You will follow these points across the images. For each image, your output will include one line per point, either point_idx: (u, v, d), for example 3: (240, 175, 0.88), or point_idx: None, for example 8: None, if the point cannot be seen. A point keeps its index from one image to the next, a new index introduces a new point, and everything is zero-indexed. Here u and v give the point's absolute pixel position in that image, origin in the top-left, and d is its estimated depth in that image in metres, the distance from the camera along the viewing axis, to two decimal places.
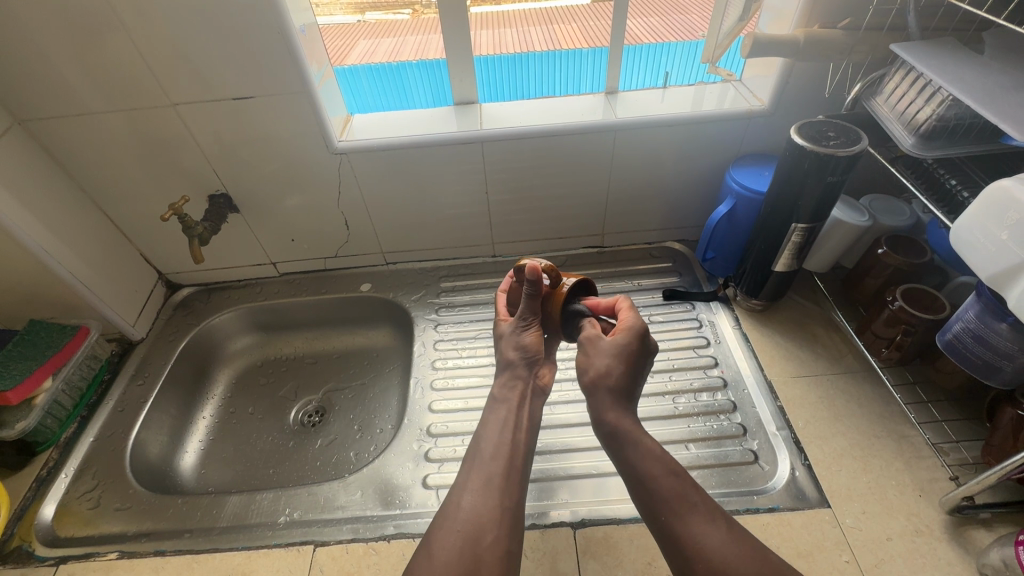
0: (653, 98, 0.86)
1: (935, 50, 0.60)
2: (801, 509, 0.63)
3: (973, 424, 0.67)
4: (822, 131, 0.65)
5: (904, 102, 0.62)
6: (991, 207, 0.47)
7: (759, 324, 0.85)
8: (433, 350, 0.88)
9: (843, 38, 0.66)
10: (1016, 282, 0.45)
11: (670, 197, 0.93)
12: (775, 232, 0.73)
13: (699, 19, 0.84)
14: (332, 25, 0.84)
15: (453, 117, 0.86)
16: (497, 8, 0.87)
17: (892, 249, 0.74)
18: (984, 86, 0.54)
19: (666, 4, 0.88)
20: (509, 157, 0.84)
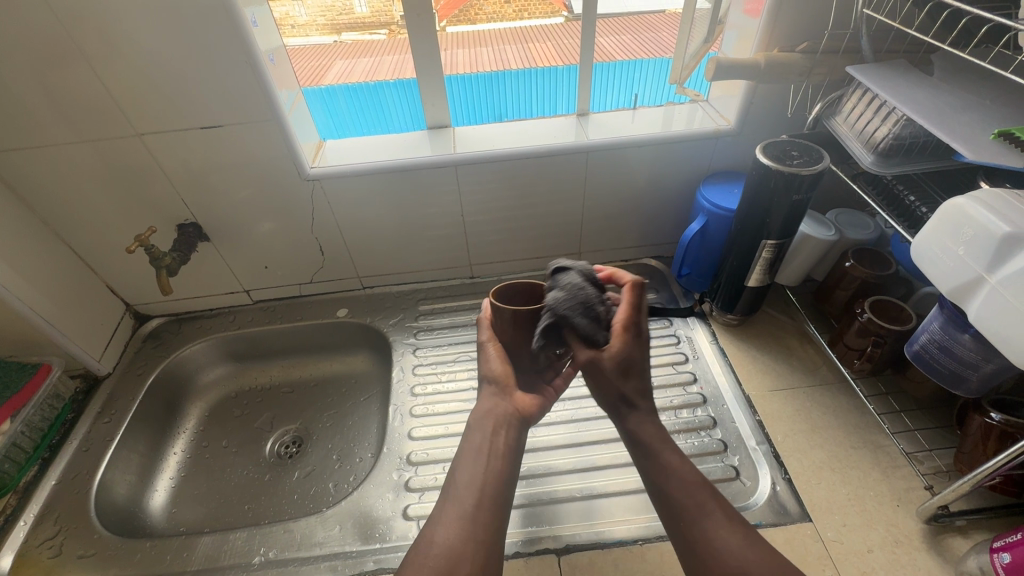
0: (624, 119, 0.88)
1: (888, 72, 0.62)
2: (783, 524, 0.63)
3: (944, 432, 0.69)
4: (785, 150, 0.67)
5: (862, 122, 0.64)
6: (948, 223, 0.49)
7: (735, 338, 0.86)
8: (413, 374, 0.87)
9: (801, 61, 0.68)
10: (977, 295, 0.46)
11: (644, 214, 0.94)
12: (746, 248, 0.74)
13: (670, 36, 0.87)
14: (308, 46, 0.85)
15: (426, 141, 0.86)
16: (473, 28, 0.88)
17: (858, 262, 0.75)
18: (935, 105, 0.56)
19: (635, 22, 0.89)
20: (483, 179, 0.85)
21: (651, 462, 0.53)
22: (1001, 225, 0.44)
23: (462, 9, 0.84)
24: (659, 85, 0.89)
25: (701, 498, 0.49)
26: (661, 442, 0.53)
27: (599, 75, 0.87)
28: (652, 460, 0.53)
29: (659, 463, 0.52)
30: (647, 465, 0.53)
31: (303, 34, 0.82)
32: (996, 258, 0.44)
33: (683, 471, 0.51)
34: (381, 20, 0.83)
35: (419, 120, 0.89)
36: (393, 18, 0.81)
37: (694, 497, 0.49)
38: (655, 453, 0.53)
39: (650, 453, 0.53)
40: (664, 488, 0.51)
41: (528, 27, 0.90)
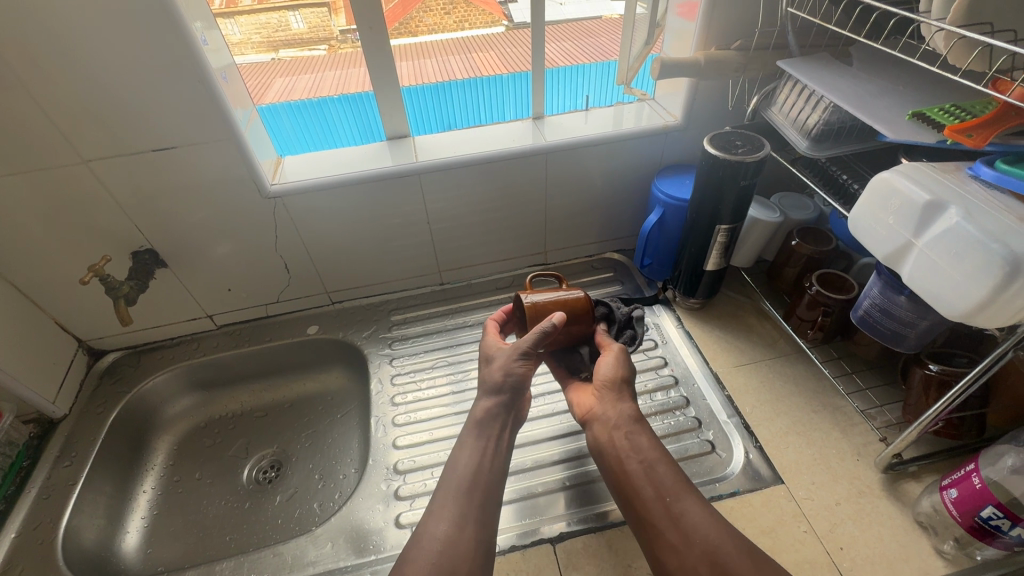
0: (578, 120, 0.91)
1: (813, 64, 0.68)
2: (760, 488, 0.67)
3: (892, 387, 0.75)
4: (730, 140, 0.72)
5: (796, 111, 0.70)
6: (877, 197, 0.54)
7: (700, 321, 0.90)
8: (392, 385, 0.87)
9: (736, 57, 0.73)
10: (907, 259, 0.52)
11: (603, 209, 0.98)
12: (702, 234, 0.79)
13: (610, 42, 0.91)
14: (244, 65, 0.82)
15: (386, 151, 0.87)
16: (414, 40, 0.88)
17: (803, 240, 0.81)
18: (856, 93, 0.62)
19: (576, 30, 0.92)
20: (446, 185, 0.86)
21: (628, 448, 0.60)
22: (922, 195, 0.49)
23: (403, 21, 0.83)
24: (606, 87, 0.93)
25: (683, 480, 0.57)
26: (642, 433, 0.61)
27: (552, 78, 0.91)
28: (636, 443, 0.60)
29: (636, 453, 0.60)
30: (625, 455, 0.60)
31: (238, 53, 0.79)
32: (921, 225, 0.50)
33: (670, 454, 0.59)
34: (321, 36, 0.84)
35: (377, 131, 0.89)
36: (333, 33, 0.83)
37: (678, 479, 0.57)
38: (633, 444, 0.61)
39: (634, 438, 0.61)
40: (645, 472, 0.58)
41: (468, 37, 0.91)
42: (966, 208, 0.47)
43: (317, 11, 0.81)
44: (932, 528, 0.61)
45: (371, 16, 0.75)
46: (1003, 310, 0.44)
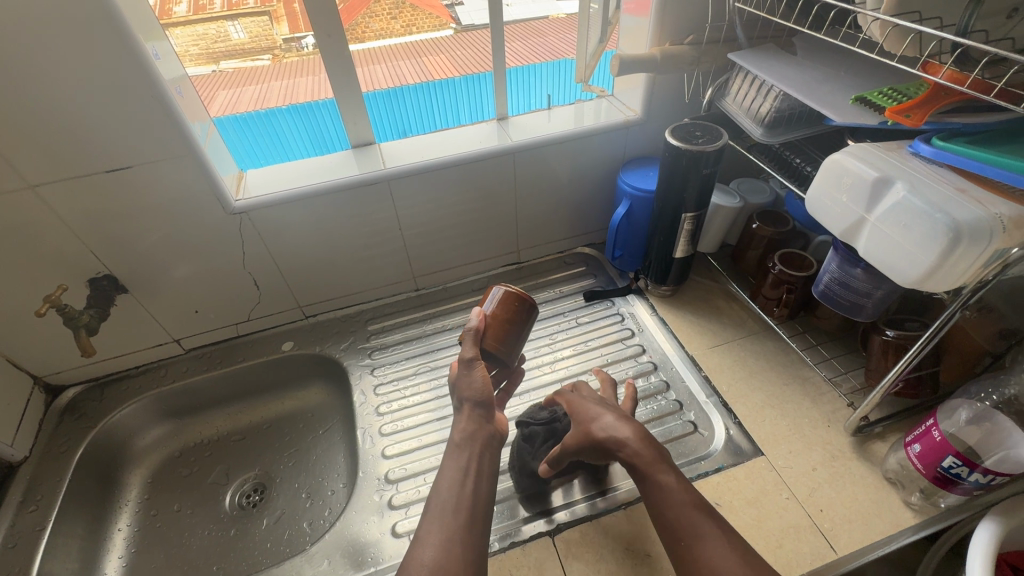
0: (541, 120, 0.93)
1: (762, 55, 0.72)
2: (742, 462, 0.70)
3: (854, 355, 0.80)
4: (690, 131, 0.75)
5: (748, 100, 0.74)
6: (829, 177, 0.58)
7: (672, 307, 0.93)
8: (375, 395, 0.85)
9: (689, 52, 0.76)
10: (862, 234, 0.55)
11: (571, 205, 0.99)
12: (669, 223, 0.82)
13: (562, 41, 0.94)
14: None
15: (352, 160, 0.86)
16: (362, 46, 0.86)
17: (763, 223, 0.85)
18: (804, 81, 0.66)
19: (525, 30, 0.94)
20: (415, 190, 0.86)
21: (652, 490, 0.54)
22: (871, 171, 0.53)
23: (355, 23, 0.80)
24: (566, 85, 0.95)
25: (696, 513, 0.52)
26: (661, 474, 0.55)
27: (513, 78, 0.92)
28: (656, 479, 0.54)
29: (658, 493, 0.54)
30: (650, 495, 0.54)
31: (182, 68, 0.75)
32: (871, 200, 0.54)
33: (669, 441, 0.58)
34: (263, 45, 0.83)
35: (334, 143, 0.88)
36: (276, 41, 0.83)
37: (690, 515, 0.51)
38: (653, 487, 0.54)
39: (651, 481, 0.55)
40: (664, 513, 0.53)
41: (415, 42, 0.92)
42: (910, 181, 0.51)
43: (258, 19, 0.81)
44: (900, 482, 0.66)
45: (328, 23, 0.74)
46: (948, 273, 0.49)
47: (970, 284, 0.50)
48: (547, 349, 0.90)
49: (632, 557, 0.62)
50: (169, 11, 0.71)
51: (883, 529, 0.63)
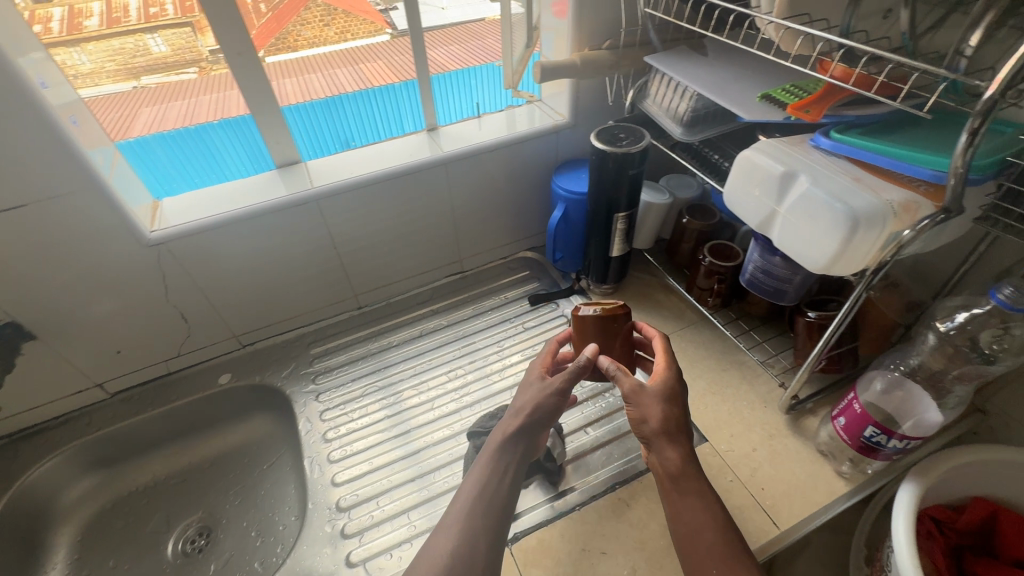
0: (472, 129, 0.92)
1: (676, 57, 0.74)
2: None
3: (783, 337, 0.84)
4: (615, 134, 0.76)
5: (667, 101, 0.76)
6: (742, 173, 0.60)
7: (615, 304, 0.95)
8: (322, 421, 0.83)
9: (608, 57, 0.78)
10: (774, 225, 0.59)
11: (510, 211, 1.00)
12: (603, 223, 0.84)
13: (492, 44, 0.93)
14: (101, 97, 0.74)
15: (278, 181, 0.82)
16: (295, 55, 0.82)
17: (693, 217, 0.89)
18: (715, 81, 0.69)
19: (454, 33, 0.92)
20: (347, 207, 0.84)
21: (683, 512, 0.56)
22: (777, 165, 0.56)
23: (278, 37, 0.78)
24: (495, 91, 0.96)
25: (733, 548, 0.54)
26: (695, 497, 0.57)
27: (440, 86, 0.91)
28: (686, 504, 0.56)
29: (690, 517, 0.56)
30: (682, 517, 0.56)
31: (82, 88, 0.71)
32: (780, 193, 0.57)
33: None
34: (187, 58, 0.75)
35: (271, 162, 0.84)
36: (201, 53, 0.74)
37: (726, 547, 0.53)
38: (688, 510, 0.56)
39: (686, 500, 0.57)
40: (694, 541, 0.55)
41: (354, 48, 0.86)
42: (812, 174, 0.54)
43: (180, 31, 0.72)
44: (832, 453, 0.70)
45: (237, 41, 0.71)
46: (852, 257, 0.52)
47: (871, 266, 0.53)
48: (495, 357, 0.90)
49: (589, 557, 0.63)
50: (78, 26, 0.68)
51: (820, 500, 0.66)
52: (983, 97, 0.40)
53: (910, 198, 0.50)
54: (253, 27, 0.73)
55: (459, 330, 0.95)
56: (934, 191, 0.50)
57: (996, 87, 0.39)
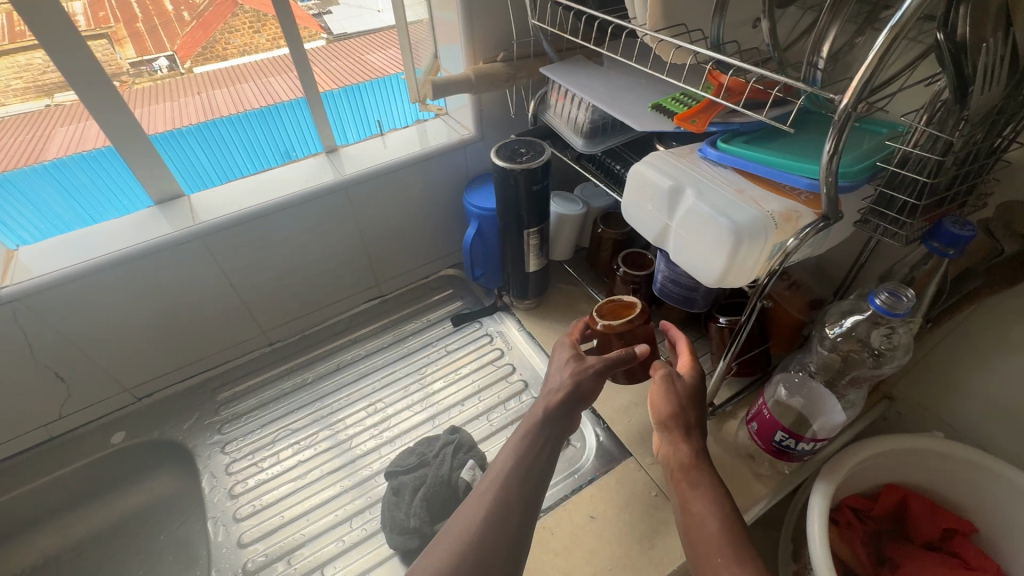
0: (376, 147, 0.88)
1: (572, 67, 0.72)
2: (613, 468, 0.72)
3: (703, 340, 0.84)
4: (515, 148, 0.74)
5: (568, 112, 0.75)
6: (636, 187, 0.59)
7: (540, 318, 0.92)
8: (228, 475, 0.76)
9: (503, 69, 0.75)
10: (669, 239, 0.57)
11: (425, 229, 0.96)
12: (515, 239, 0.82)
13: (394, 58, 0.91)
14: (18, 117, 0.70)
15: (158, 217, 0.75)
16: (226, 64, 0.82)
17: (608, 226, 0.88)
18: (608, 90, 0.67)
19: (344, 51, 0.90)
20: (240, 242, 0.78)
21: (693, 503, 0.56)
22: (665, 180, 0.55)
23: (205, 45, 0.79)
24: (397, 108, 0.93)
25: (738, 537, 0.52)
26: (702, 491, 0.56)
27: (332, 103, 0.86)
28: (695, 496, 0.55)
29: (698, 505, 0.55)
30: (690, 509, 0.56)
31: None
32: (671, 208, 0.56)
33: (526, 473, 0.56)
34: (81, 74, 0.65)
35: (206, 174, 0.81)
36: (121, 65, 0.70)
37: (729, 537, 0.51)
38: (698, 502, 0.56)
39: (696, 490, 0.57)
40: (700, 531, 0.53)
41: (288, 57, 0.83)
42: (698, 188, 0.53)
43: (98, 44, 0.66)
44: (752, 455, 0.70)
45: (86, 70, 0.64)
46: (742, 269, 0.51)
47: (762, 275, 0.52)
48: (416, 385, 0.86)
49: None
50: None
51: (742, 506, 0.66)
52: (841, 105, 0.40)
53: (790, 207, 0.50)
54: (175, 38, 0.76)
55: (379, 360, 0.90)
56: (813, 199, 0.51)
57: (850, 96, 0.39)
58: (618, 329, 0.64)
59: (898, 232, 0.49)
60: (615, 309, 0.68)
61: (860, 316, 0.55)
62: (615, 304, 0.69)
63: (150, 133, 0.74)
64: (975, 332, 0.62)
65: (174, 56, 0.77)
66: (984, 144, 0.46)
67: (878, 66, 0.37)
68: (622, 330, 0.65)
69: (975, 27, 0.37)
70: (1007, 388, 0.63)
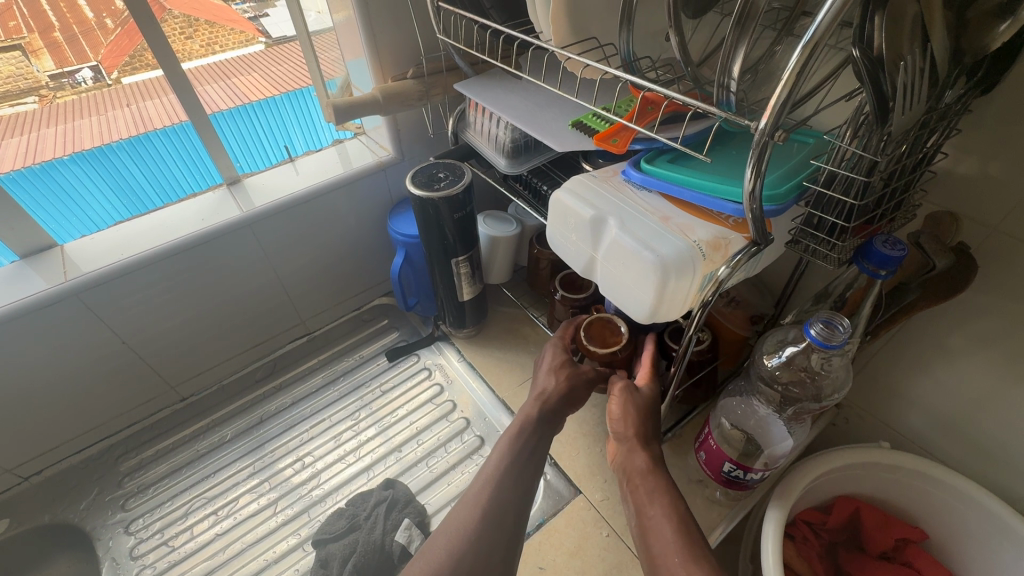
0: (286, 175, 0.80)
1: (487, 82, 0.67)
2: (562, 509, 0.67)
3: None
4: (433, 173, 0.68)
5: (488, 130, 0.69)
6: (558, 216, 0.54)
7: (480, 346, 0.87)
8: (133, 561, 0.68)
9: (414, 86, 0.69)
10: (597, 271, 0.53)
11: (350, 259, 0.89)
12: (443, 269, 0.76)
13: (297, 66, 0.80)
14: None
15: (22, 275, 0.65)
16: (153, 74, 0.69)
17: (544, 245, 0.83)
18: (527, 107, 0.62)
19: (240, 65, 0.78)
20: (128, 294, 0.69)
21: (654, 506, 0.51)
22: (586, 209, 0.50)
23: (132, 54, 0.67)
24: (307, 126, 0.83)
25: (700, 543, 0.47)
26: (649, 497, 0.52)
27: (225, 126, 0.75)
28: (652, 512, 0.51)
29: (652, 507, 0.51)
30: (645, 512, 0.51)
31: None
32: (595, 238, 0.51)
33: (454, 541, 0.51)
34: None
35: (116, 210, 0.72)
36: (40, 79, 0.67)
37: (693, 545, 0.47)
38: (645, 508, 0.52)
39: (657, 498, 0.52)
40: (660, 534, 0.49)
41: (224, 62, 0.76)
42: (620, 217, 0.49)
43: (7, 56, 0.63)
44: (703, 480, 0.67)
45: None
46: (672, 302, 0.47)
47: (696, 307, 0.48)
48: (348, 434, 0.78)
49: None
50: None
51: None
52: (758, 128, 0.35)
53: (719, 234, 0.46)
54: (98, 47, 0.67)
55: (306, 407, 0.83)
56: (742, 223, 0.47)
57: (769, 120, 0.34)
58: (597, 355, 0.62)
59: (830, 253, 0.46)
60: (604, 332, 0.65)
61: (796, 347, 0.53)
62: (605, 326, 0.66)
63: (66, 154, 0.66)
64: (914, 340, 0.61)
65: (99, 67, 0.69)
66: (909, 158, 0.44)
67: (795, 85, 0.32)
68: (602, 358, 0.62)
69: (891, 42, 0.34)
70: (947, 392, 0.61)
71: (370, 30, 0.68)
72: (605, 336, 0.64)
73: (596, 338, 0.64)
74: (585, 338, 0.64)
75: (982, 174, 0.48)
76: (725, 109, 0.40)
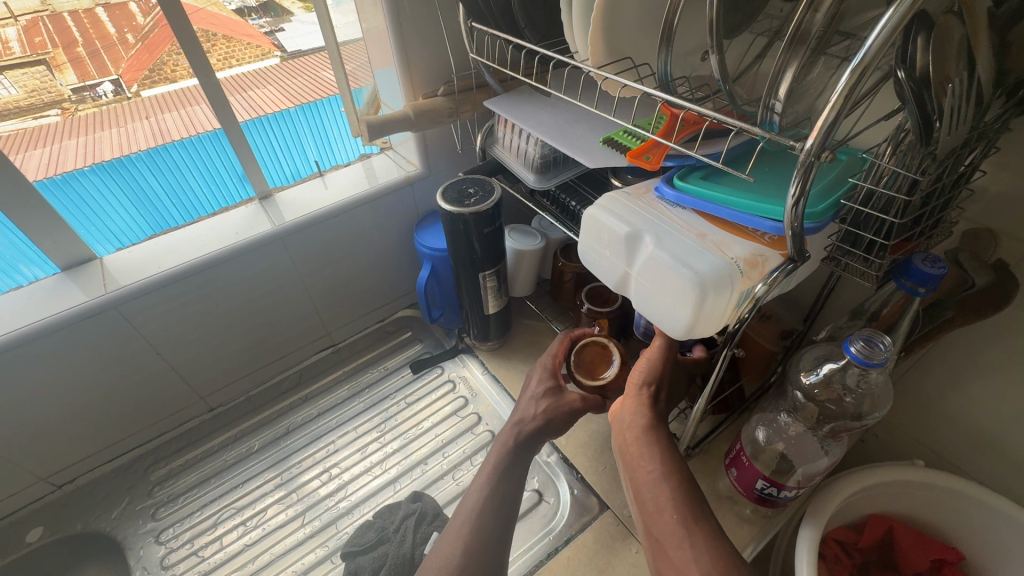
0: (315, 189, 0.82)
1: (516, 98, 0.68)
2: (589, 524, 0.67)
3: None
4: (463, 189, 0.69)
5: (516, 146, 0.70)
6: (592, 232, 0.54)
7: (504, 359, 0.87)
8: (164, 571, 0.68)
9: (445, 104, 0.70)
10: (631, 287, 0.53)
11: (376, 272, 0.90)
12: (469, 283, 0.76)
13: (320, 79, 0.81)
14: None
15: (62, 287, 0.67)
16: (176, 86, 0.71)
17: (568, 259, 0.83)
18: (556, 124, 0.63)
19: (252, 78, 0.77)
20: (165, 307, 0.70)
21: None
22: (622, 226, 0.51)
23: (153, 67, 0.68)
24: (321, 137, 0.84)
25: None
26: None
27: (255, 135, 0.77)
28: None
29: None
30: None
31: None
32: (630, 255, 0.51)
33: None
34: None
35: (137, 227, 0.73)
36: (63, 93, 0.66)
37: None
38: None
39: None
40: None
41: (240, 75, 0.75)
42: (656, 234, 0.49)
43: (32, 71, 0.62)
44: (733, 497, 0.66)
45: None
46: (709, 320, 0.47)
47: (731, 323, 0.48)
48: (374, 446, 0.79)
49: None
50: None
51: None
52: (804, 149, 0.36)
53: (755, 251, 0.46)
54: (119, 61, 0.67)
55: (331, 419, 0.83)
56: (778, 240, 0.47)
57: (816, 139, 0.35)
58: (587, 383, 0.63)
59: (868, 271, 0.46)
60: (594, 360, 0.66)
61: (835, 364, 0.53)
62: (597, 354, 0.66)
63: (87, 165, 0.66)
64: (949, 355, 0.60)
65: (119, 81, 0.68)
66: (949, 177, 0.43)
67: (843, 108, 0.33)
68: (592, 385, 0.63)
69: (938, 64, 0.34)
70: (982, 410, 0.60)
71: (403, 49, 0.69)
72: (596, 365, 0.65)
73: (587, 365, 0.65)
74: (574, 364, 0.65)
75: (1017, 191, 0.48)
76: (768, 128, 0.42)
